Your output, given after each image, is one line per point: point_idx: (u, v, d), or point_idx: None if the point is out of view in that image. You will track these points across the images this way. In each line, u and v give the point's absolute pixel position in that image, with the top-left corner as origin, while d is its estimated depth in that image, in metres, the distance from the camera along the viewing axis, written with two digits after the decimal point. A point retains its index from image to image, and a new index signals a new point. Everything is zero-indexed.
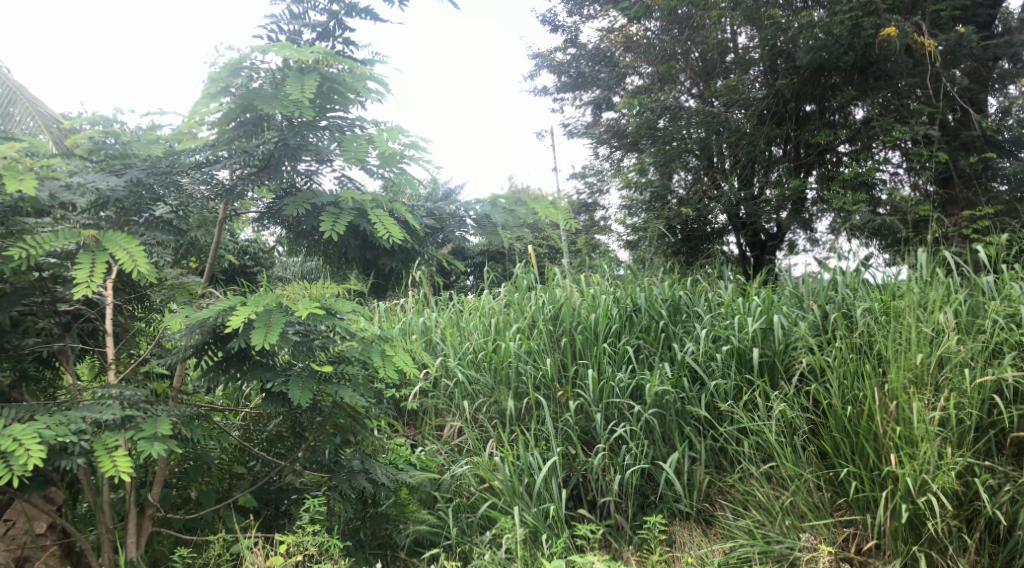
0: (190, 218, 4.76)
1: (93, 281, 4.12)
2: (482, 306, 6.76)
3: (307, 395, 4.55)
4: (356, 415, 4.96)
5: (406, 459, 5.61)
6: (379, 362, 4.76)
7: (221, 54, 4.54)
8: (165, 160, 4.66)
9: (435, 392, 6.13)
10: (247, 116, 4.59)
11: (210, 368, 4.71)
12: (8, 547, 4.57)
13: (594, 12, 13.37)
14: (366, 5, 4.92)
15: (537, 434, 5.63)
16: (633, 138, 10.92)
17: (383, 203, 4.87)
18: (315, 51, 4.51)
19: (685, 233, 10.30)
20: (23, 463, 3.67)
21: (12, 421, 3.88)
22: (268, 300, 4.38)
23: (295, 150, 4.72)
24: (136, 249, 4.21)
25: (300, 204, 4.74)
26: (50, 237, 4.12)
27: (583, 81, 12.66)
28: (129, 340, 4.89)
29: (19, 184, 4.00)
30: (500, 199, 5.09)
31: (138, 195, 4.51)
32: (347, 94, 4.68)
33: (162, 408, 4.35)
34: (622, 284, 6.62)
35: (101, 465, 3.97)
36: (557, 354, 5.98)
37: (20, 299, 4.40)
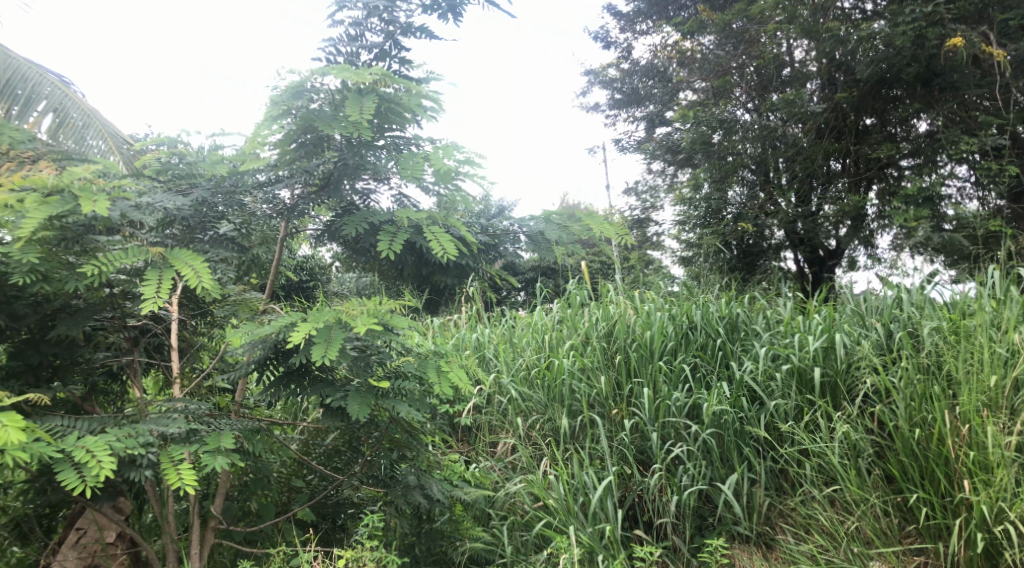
0: (252, 236, 4.88)
1: (160, 297, 4.24)
2: (535, 322, 6.74)
3: (365, 411, 4.59)
4: (412, 430, 5.02)
5: (461, 476, 5.63)
6: (435, 378, 4.80)
7: (283, 78, 4.65)
8: (230, 179, 4.80)
9: (489, 408, 6.14)
10: (307, 137, 4.70)
11: (272, 383, 4.80)
12: (80, 555, 4.72)
13: (647, 28, 13.34)
14: (421, 24, 5.01)
15: (591, 452, 5.58)
16: (687, 154, 10.91)
17: (439, 219, 4.89)
18: (373, 72, 4.56)
19: (741, 249, 10.23)
20: (95, 474, 3.76)
21: (84, 433, 4.01)
22: (327, 316, 4.44)
23: (355, 170, 4.79)
24: (201, 266, 4.31)
25: (358, 223, 4.82)
26: (121, 255, 4.24)
27: (636, 97, 12.72)
28: (193, 354, 5.05)
29: (94, 205, 4.12)
30: (554, 215, 5.07)
31: (204, 214, 4.67)
32: (404, 113, 4.75)
33: (225, 422, 4.47)
34: (677, 301, 6.55)
35: (168, 478, 4.05)
36: (612, 372, 5.93)
37: (92, 315, 4.51)
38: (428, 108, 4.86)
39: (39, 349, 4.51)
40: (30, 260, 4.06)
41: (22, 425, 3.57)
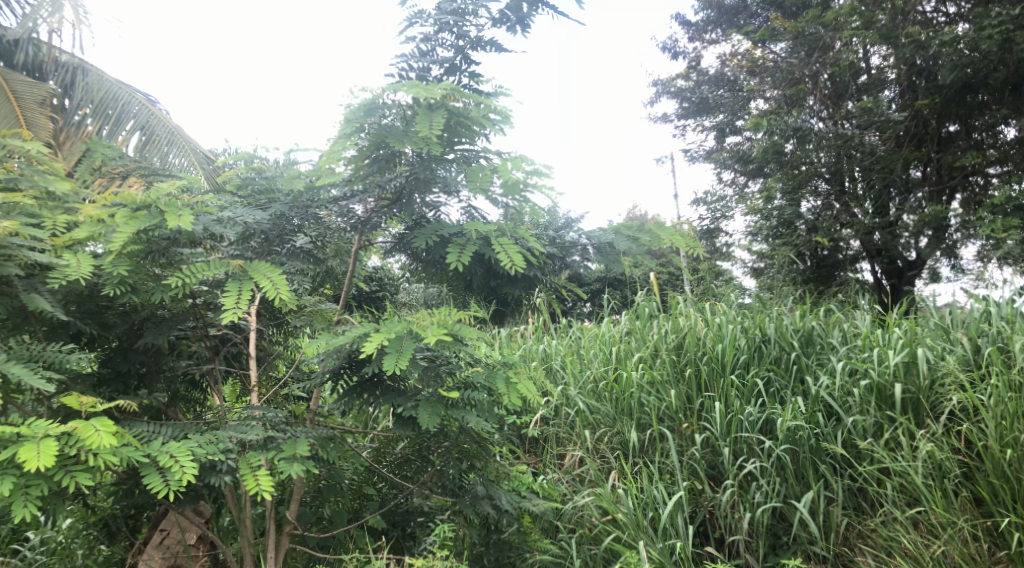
0: (327, 248, 5.05)
1: (239, 308, 4.37)
2: (603, 334, 6.69)
3: (435, 421, 4.64)
4: (482, 441, 5.08)
5: (530, 487, 5.65)
6: (503, 389, 4.78)
7: (355, 96, 4.74)
8: (306, 194, 4.92)
9: (557, 420, 6.14)
10: (380, 153, 4.78)
11: (345, 393, 4.90)
12: (164, 555, 4.90)
13: (716, 37, 13.15)
14: (491, 37, 5.07)
15: (661, 466, 5.54)
16: (759, 163, 10.74)
17: (507, 231, 4.91)
18: (442, 87, 4.60)
19: (816, 260, 10.00)
20: (178, 478, 3.88)
21: (169, 439, 4.18)
22: (399, 326, 4.50)
23: (425, 183, 4.87)
24: (279, 278, 4.42)
25: (428, 236, 4.91)
26: (203, 267, 4.39)
27: (705, 107, 12.56)
28: (270, 363, 5.23)
29: (178, 220, 4.27)
30: (623, 228, 5.02)
31: (282, 227, 4.84)
32: (473, 127, 4.77)
33: (300, 430, 4.59)
34: (750, 314, 6.42)
35: (246, 483, 4.15)
36: (682, 386, 5.85)
37: (176, 324, 4.71)
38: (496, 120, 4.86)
39: (128, 356, 4.71)
40: (120, 272, 4.27)
41: (114, 430, 3.74)
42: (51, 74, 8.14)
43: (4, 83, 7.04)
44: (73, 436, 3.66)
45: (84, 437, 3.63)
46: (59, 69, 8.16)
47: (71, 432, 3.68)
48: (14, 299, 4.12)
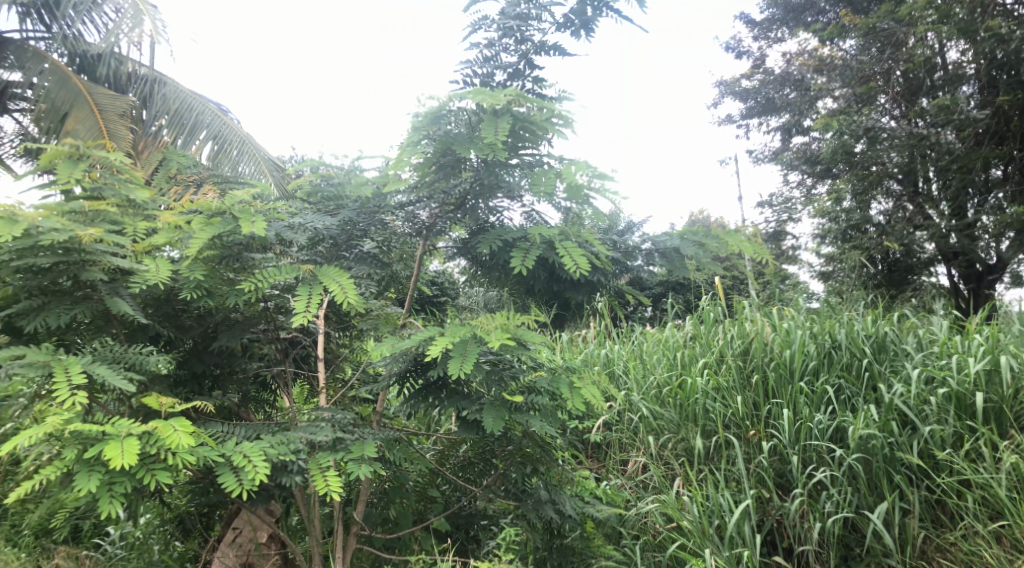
0: (392, 253, 5.09)
1: (310, 310, 4.45)
2: (667, 339, 6.58)
3: (500, 424, 4.67)
4: (545, 445, 5.07)
5: (593, 492, 5.64)
6: (567, 394, 4.78)
7: (423, 104, 4.82)
8: (374, 200, 5.05)
9: (620, 425, 6.10)
10: (446, 159, 4.83)
11: (411, 396, 4.95)
12: (236, 552, 5.02)
13: (781, 36, 12.99)
14: (555, 42, 5.08)
15: (727, 473, 5.47)
16: (827, 164, 10.52)
17: (571, 235, 4.91)
18: (507, 93, 4.62)
19: (888, 263, 9.69)
20: (251, 478, 3.98)
21: (242, 439, 4.29)
22: (464, 330, 4.53)
23: (490, 189, 4.89)
24: (347, 282, 4.51)
25: (492, 241, 4.94)
26: (275, 272, 4.53)
27: (771, 107, 12.40)
28: (338, 365, 5.33)
29: (252, 226, 4.39)
30: (690, 233, 4.97)
31: (350, 232, 4.96)
32: (538, 132, 4.77)
33: (368, 432, 4.66)
34: (819, 319, 6.27)
35: (316, 483, 4.24)
36: (748, 392, 5.76)
37: (249, 327, 4.86)
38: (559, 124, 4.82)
39: (202, 358, 4.86)
40: (197, 277, 4.42)
41: (191, 430, 3.86)
42: (131, 86, 8.40)
43: (88, 95, 7.31)
44: (153, 435, 3.80)
45: (164, 437, 3.77)
46: (138, 82, 8.43)
47: (151, 431, 3.82)
48: (98, 302, 4.29)
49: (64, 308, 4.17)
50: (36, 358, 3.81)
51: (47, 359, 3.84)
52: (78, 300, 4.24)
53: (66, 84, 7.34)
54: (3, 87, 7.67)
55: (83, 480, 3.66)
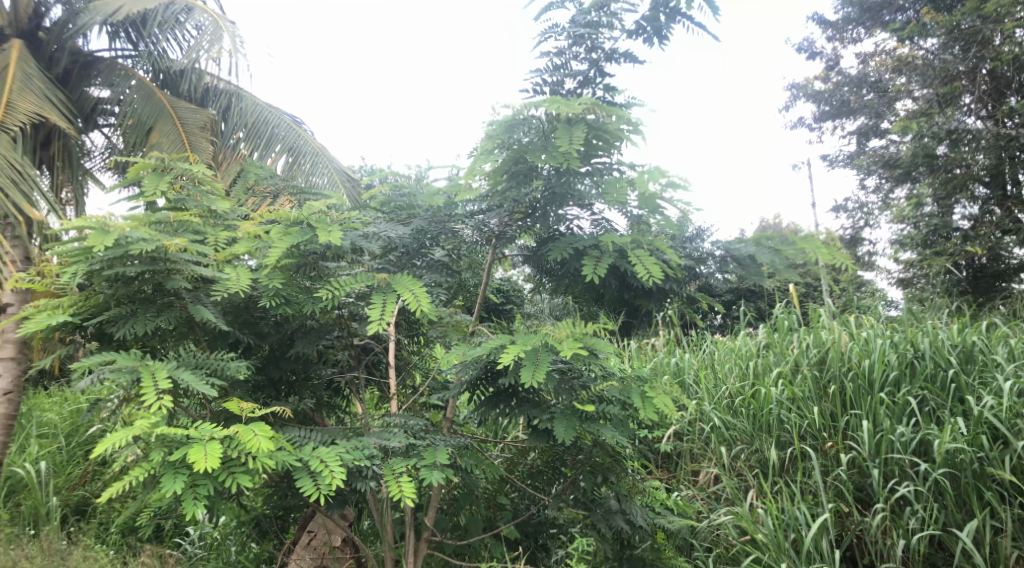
0: (461, 261, 5.20)
1: (384, 319, 4.50)
2: (739, 348, 6.39)
3: (571, 434, 4.65)
4: (616, 455, 5.00)
5: (664, 503, 5.59)
6: (639, 404, 4.71)
7: (498, 113, 4.85)
8: (445, 209, 5.12)
9: (691, 435, 6.00)
10: (518, 169, 4.85)
11: (482, 403, 4.97)
12: (312, 555, 5.15)
13: (858, 36, 12.73)
14: (626, 49, 5.05)
15: (803, 486, 5.34)
16: (907, 168, 10.18)
17: (643, 243, 4.85)
18: (583, 102, 4.62)
19: (973, 269, 9.39)
20: (329, 482, 4.04)
21: (318, 444, 4.37)
22: (535, 338, 4.53)
23: (561, 198, 4.89)
24: (420, 290, 4.55)
25: (564, 249, 4.91)
26: (351, 280, 4.61)
27: (847, 109, 12.12)
28: (408, 372, 5.38)
29: (329, 235, 4.48)
30: (766, 240, 4.84)
31: (421, 240, 5.04)
32: (611, 140, 4.75)
33: (439, 438, 4.71)
34: (901, 327, 6.05)
35: (390, 489, 4.27)
36: (826, 403, 5.57)
37: (324, 334, 4.98)
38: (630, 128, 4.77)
39: (280, 364, 4.99)
40: (276, 285, 4.55)
41: (271, 434, 3.95)
42: (209, 101, 8.53)
43: (171, 111, 7.59)
44: (235, 439, 3.91)
45: (245, 441, 3.87)
46: (217, 97, 8.55)
47: (232, 435, 3.93)
48: (181, 310, 4.43)
49: (150, 315, 4.32)
50: (125, 363, 3.97)
51: (136, 365, 4.00)
52: (162, 309, 4.37)
53: (152, 99, 7.62)
54: (93, 104, 7.77)
55: (169, 482, 3.78)
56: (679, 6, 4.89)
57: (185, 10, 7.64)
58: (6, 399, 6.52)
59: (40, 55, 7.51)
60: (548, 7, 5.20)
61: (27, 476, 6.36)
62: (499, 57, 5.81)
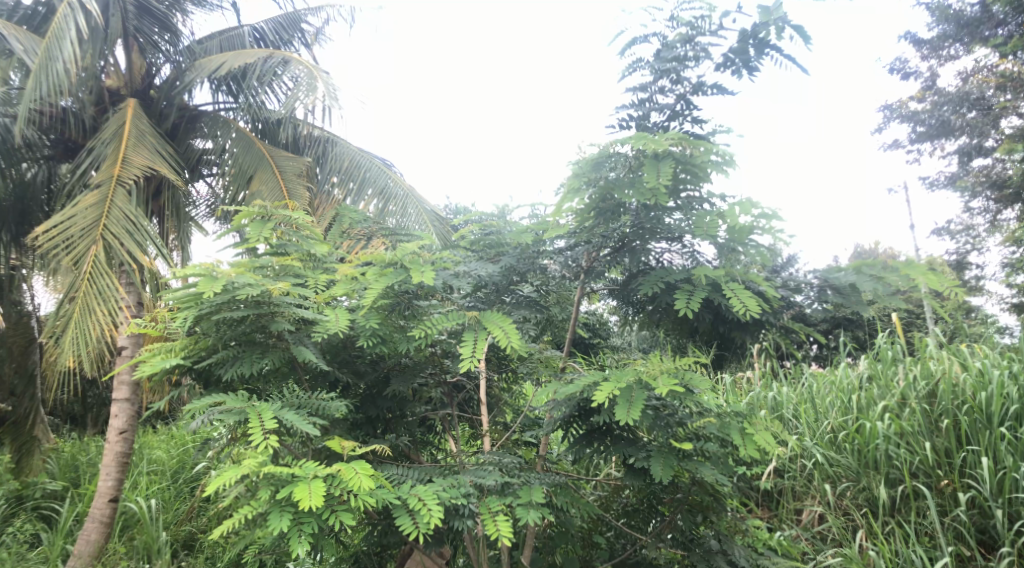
0: (550, 296, 5.24)
1: (476, 356, 4.55)
2: (840, 380, 6.05)
3: (669, 473, 4.58)
4: (716, 493, 4.86)
5: (767, 543, 5.43)
6: (739, 441, 4.61)
7: (583, 152, 4.88)
8: (533, 246, 5.14)
9: (792, 472, 5.77)
10: (606, 206, 4.84)
11: (576, 441, 4.94)
12: None
13: (955, 53, 12.39)
14: (715, 81, 5.02)
15: (918, 527, 5.13)
16: (1018, 188, 9.78)
17: (737, 275, 4.76)
18: (669, 137, 4.59)
19: None
20: (427, 521, 4.06)
21: (417, 481, 4.46)
22: (628, 376, 4.47)
23: (650, 233, 4.87)
24: (510, 327, 4.58)
25: (655, 283, 4.84)
26: (443, 319, 4.68)
27: (947, 129, 11.68)
28: (499, 408, 5.40)
29: (421, 276, 4.57)
30: (866, 267, 4.67)
31: (510, 277, 5.10)
32: (699, 172, 4.70)
33: (534, 476, 4.71)
34: (1018, 356, 5.71)
35: (488, 528, 4.25)
36: (938, 439, 5.29)
37: (419, 371, 5.10)
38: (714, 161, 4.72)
39: (377, 403, 5.07)
40: (372, 325, 4.66)
41: (372, 472, 4.03)
42: (305, 148, 8.79)
43: (270, 159, 7.88)
44: (337, 477, 4.00)
45: (347, 478, 3.95)
46: (311, 143, 8.82)
47: (335, 473, 4.02)
48: (284, 350, 4.59)
49: (256, 356, 4.48)
50: (234, 405, 4.14)
51: (244, 406, 4.15)
52: (267, 350, 4.53)
53: (251, 150, 7.95)
54: (197, 155, 8.18)
55: (276, 520, 3.88)
56: (769, 37, 4.85)
57: (282, 64, 7.98)
58: (122, 438, 6.79)
59: (150, 111, 7.96)
60: (633, 42, 5.23)
61: (141, 511, 6.73)
62: (586, 95, 5.83)
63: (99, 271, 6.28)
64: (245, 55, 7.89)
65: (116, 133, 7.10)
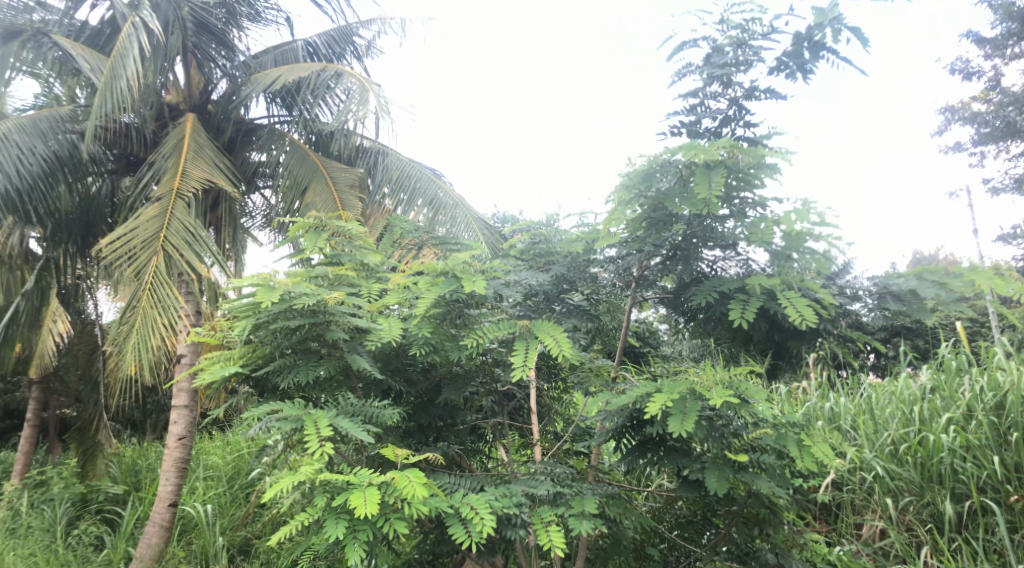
0: (600, 305, 5.22)
1: (527, 365, 4.54)
2: (900, 391, 5.84)
3: (724, 485, 4.51)
4: (773, 506, 4.78)
5: (826, 558, 5.33)
6: (797, 454, 4.53)
7: (633, 163, 4.85)
8: (584, 255, 5.18)
9: (851, 485, 5.64)
10: (658, 216, 4.80)
11: (628, 452, 4.92)
12: None
13: (1020, 51, 12.06)
14: (768, 85, 4.96)
15: (986, 544, 5.01)
16: None
17: (793, 284, 4.68)
18: (721, 146, 4.53)
19: None
20: (479, 531, 4.05)
21: (469, 490, 4.48)
22: (682, 387, 4.42)
23: (703, 241, 4.82)
24: (561, 335, 4.58)
25: (708, 292, 4.79)
26: (495, 327, 4.70)
27: (1012, 130, 11.34)
28: (550, 417, 5.40)
29: (472, 285, 4.59)
30: (928, 273, 4.56)
31: (561, 286, 5.13)
32: (753, 180, 4.62)
33: (586, 486, 4.68)
34: None
35: (540, 539, 4.24)
36: (1006, 453, 5.12)
37: (470, 380, 5.13)
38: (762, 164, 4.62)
39: (429, 411, 5.12)
40: (425, 333, 4.68)
41: (425, 480, 4.03)
42: (357, 159, 8.92)
43: (323, 170, 8.00)
44: (391, 485, 4.02)
45: (401, 487, 3.96)
46: (363, 155, 8.96)
47: (389, 481, 4.05)
48: (339, 359, 4.64)
49: (311, 365, 4.54)
50: (290, 413, 4.20)
51: (300, 414, 4.21)
52: (323, 359, 4.60)
53: (306, 161, 8.08)
54: (254, 167, 8.35)
55: (331, 526, 3.93)
56: (824, 40, 4.77)
57: (335, 76, 8.11)
58: (181, 444, 6.90)
59: (208, 125, 8.17)
60: (681, 46, 5.19)
61: (199, 516, 6.90)
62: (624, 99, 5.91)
63: (158, 281, 6.45)
64: (299, 68, 8.04)
65: (175, 147, 7.29)
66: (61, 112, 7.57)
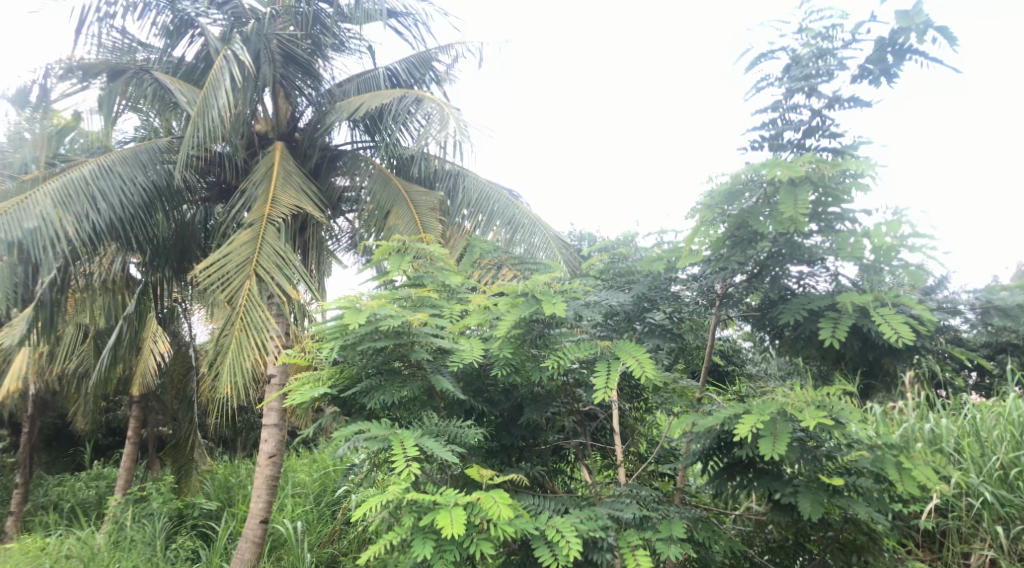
0: (683, 322, 5.15)
1: (609, 387, 4.49)
2: (1008, 412, 5.55)
3: (819, 510, 4.36)
4: (872, 532, 4.60)
5: None
6: (897, 477, 4.34)
7: (714, 181, 4.77)
8: (664, 274, 5.12)
9: (957, 512, 5.28)
10: (742, 234, 4.69)
11: (716, 474, 4.80)
12: None
13: None
14: (853, 94, 4.81)
15: None
16: None
17: (887, 299, 4.50)
18: (806, 161, 4.41)
19: None
20: (566, 553, 4.01)
21: (554, 513, 4.45)
22: (773, 407, 4.30)
23: (788, 258, 4.70)
24: (643, 355, 4.53)
25: (796, 311, 4.64)
26: (576, 348, 4.68)
27: None
28: (634, 438, 5.32)
29: (553, 307, 4.58)
30: None
31: (642, 306, 5.09)
32: (840, 195, 4.48)
33: (673, 509, 4.59)
34: None
35: (627, 562, 4.18)
36: None
37: (552, 401, 5.12)
38: (851, 177, 4.52)
39: (511, 431, 5.11)
40: (506, 354, 4.70)
41: (510, 501, 4.04)
42: (438, 182, 9.04)
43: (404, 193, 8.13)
44: (477, 505, 4.04)
45: (487, 507, 3.98)
46: (443, 177, 9.08)
47: (475, 501, 4.07)
48: (423, 379, 4.69)
49: (397, 386, 4.59)
50: (377, 432, 4.26)
51: (386, 433, 4.27)
52: (407, 379, 4.65)
53: (387, 184, 8.23)
54: (338, 192, 8.57)
55: (419, 546, 3.95)
56: (909, 43, 4.61)
57: (415, 102, 8.23)
58: (271, 462, 7.07)
59: (295, 153, 8.45)
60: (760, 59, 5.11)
61: (289, 533, 7.06)
62: None
63: (251, 304, 6.66)
64: (381, 94, 8.23)
65: (265, 174, 7.55)
66: (160, 144, 7.93)
